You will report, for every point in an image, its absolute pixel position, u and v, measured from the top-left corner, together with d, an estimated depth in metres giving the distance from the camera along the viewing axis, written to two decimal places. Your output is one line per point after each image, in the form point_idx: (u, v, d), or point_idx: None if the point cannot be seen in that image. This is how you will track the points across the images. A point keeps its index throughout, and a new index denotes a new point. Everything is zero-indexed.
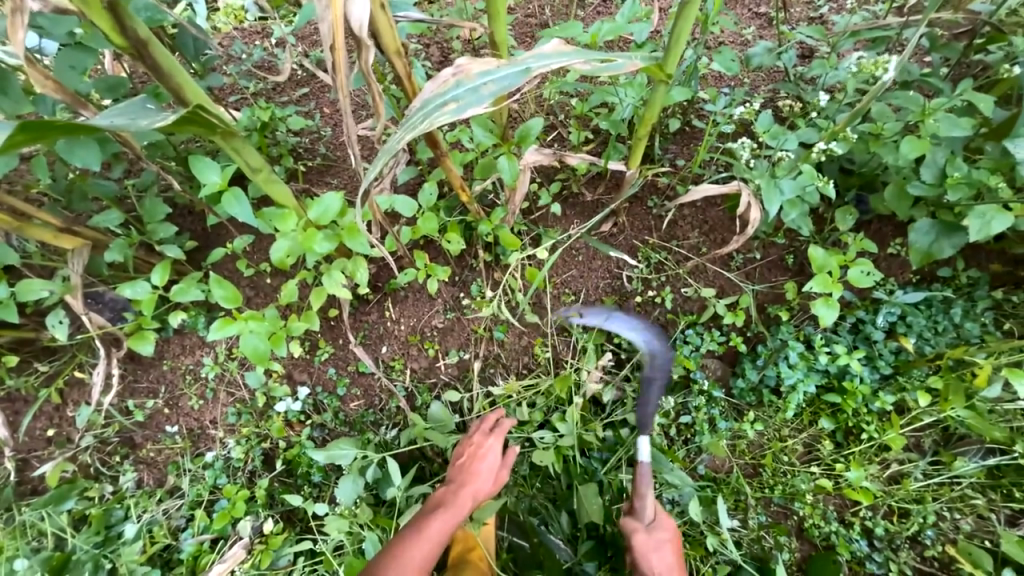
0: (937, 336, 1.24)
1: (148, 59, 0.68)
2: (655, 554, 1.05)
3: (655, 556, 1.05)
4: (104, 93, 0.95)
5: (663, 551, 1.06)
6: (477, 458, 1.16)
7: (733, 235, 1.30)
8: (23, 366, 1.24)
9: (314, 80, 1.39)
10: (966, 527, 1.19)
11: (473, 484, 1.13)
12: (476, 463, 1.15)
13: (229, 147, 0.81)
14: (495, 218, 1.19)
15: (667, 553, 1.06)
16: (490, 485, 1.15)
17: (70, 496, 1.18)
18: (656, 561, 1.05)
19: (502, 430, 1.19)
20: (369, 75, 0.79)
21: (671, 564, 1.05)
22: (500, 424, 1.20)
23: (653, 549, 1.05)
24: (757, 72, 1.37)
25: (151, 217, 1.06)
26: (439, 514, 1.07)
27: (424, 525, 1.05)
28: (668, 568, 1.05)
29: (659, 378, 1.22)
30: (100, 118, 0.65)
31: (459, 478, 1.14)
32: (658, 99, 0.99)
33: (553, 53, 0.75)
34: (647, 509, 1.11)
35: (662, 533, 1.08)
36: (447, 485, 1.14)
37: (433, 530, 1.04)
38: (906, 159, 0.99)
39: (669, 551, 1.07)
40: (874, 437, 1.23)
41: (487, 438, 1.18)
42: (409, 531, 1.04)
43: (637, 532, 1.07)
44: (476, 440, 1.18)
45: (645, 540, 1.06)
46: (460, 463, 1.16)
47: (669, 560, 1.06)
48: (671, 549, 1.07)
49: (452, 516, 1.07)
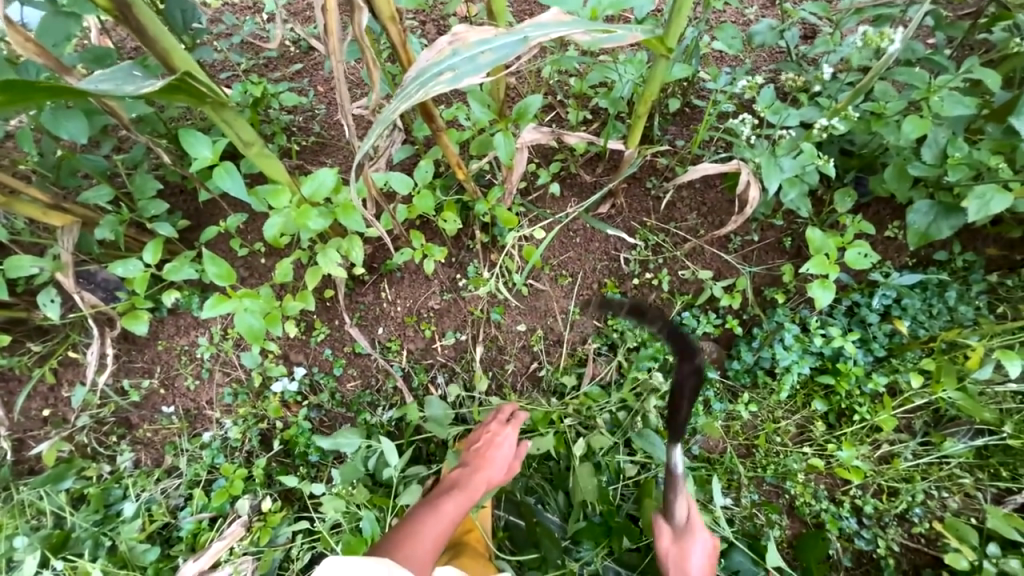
0: (931, 319, 1.25)
1: (133, 22, 0.66)
2: (685, 559, 1.05)
3: (686, 562, 1.05)
4: (91, 65, 0.93)
5: (694, 553, 1.05)
6: (492, 446, 1.17)
7: (731, 216, 1.29)
8: (15, 346, 1.23)
9: (308, 57, 1.36)
10: (952, 505, 1.21)
11: (486, 470, 1.14)
12: (491, 450, 1.16)
13: (220, 118, 0.79)
14: (492, 198, 1.18)
15: (700, 556, 1.05)
16: (502, 474, 1.16)
17: (68, 475, 1.19)
18: (688, 565, 1.05)
19: (518, 422, 1.19)
20: (362, 42, 0.80)
21: (704, 566, 1.05)
22: (516, 416, 1.21)
23: (683, 555, 1.06)
24: (758, 51, 1.35)
25: (142, 193, 1.04)
26: (454, 496, 1.09)
27: (438, 504, 1.07)
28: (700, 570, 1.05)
29: (690, 392, 1.02)
30: (86, 83, 0.63)
31: (473, 462, 1.15)
32: (658, 75, 0.97)
33: (554, 23, 0.73)
34: (680, 514, 1.09)
35: (689, 542, 1.06)
36: (461, 468, 1.15)
37: (447, 510, 1.07)
38: (907, 139, 0.97)
39: (702, 552, 1.06)
40: (866, 418, 1.24)
41: (504, 428, 1.19)
42: (424, 510, 1.06)
43: (664, 537, 1.09)
44: (493, 428, 1.19)
45: (670, 548, 1.07)
46: (475, 448, 1.17)
47: (702, 561, 1.05)
48: (705, 551, 1.06)
49: (465, 499, 1.10)
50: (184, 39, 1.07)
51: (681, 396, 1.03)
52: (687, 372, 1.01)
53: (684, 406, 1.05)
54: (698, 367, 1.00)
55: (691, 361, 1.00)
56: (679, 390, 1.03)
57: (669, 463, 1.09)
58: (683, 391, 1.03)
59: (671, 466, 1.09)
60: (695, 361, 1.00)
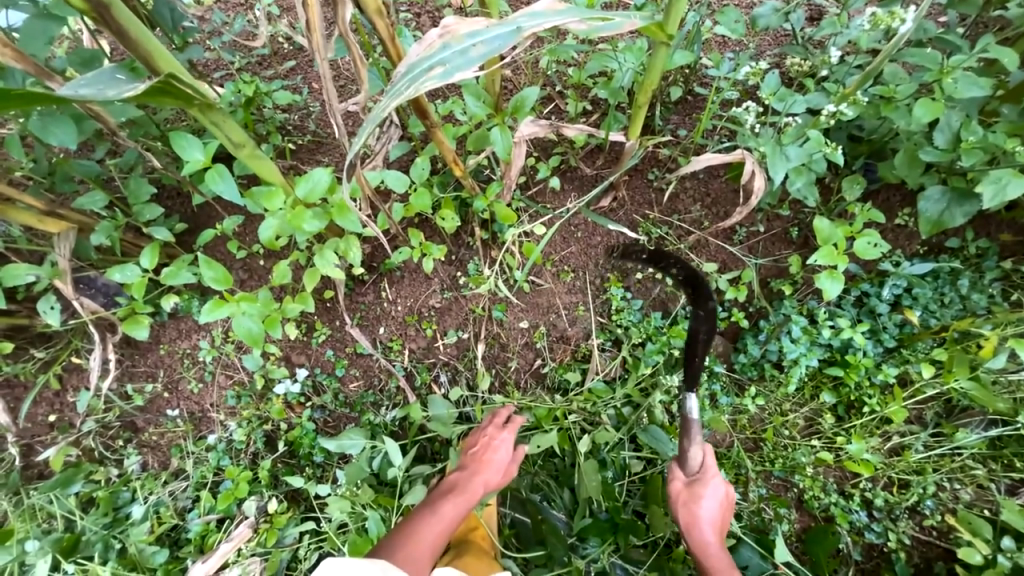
0: (942, 308, 1.22)
1: (114, 24, 0.64)
2: (694, 504, 1.06)
3: (695, 506, 1.06)
4: (79, 68, 0.91)
5: (705, 500, 1.06)
6: (490, 449, 1.16)
7: (736, 207, 1.26)
8: (18, 353, 1.23)
9: (301, 54, 1.34)
10: (965, 497, 1.19)
11: (484, 473, 1.13)
12: (488, 453, 1.15)
13: (208, 120, 0.77)
14: (490, 194, 1.15)
15: (711, 503, 1.06)
16: (500, 478, 1.15)
17: (76, 479, 1.20)
18: (698, 510, 1.05)
19: (515, 425, 1.18)
20: (349, 37, 0.77)
21: (715, 513, 1.05)
22: (512, 419, 1.20)
23: (693, 499, 1.06)
24: (762, 35, 1.31)
25: (136, 198, 1.03)
26: (452, 499, 1.08)
27: (437, 507, 1.07)
28: (710, 517, 1.05)
29: (704, 338, 1.16)
30: (67, 88, 0.61)
31: (470, 466, 1.14)
32: (659, 63, 0.94)
33: (548, 12, 0.70)
34: (693, 460, 1.11)
35: (701, 487, 1.07)
36: (460, 470, 1.14)
37: (446, 512, 1.06)
38: (919, 123, 0.94)
39: (713, 500, 1.06)
40: (876, 409, 1.22)
41: (501, 431, 1.18)
42: (423, 512, 1.06)
43: (676, 481, 1.11)
44: (490, 432, 1.18)
45: (681, 490, 1.09)
46: (472, 451, 1.16)
47: (712, 509, 1.05)
48: (717, 500, 1.06)
49: (464, 502, 1.09)
50: (173, 38, 1.05)
51: (697, 342, 1.16)
52: (702, 317, 1.16)
53: (700, 353, 1.15)
54: (711, 311, 1.16)
55: (705, 305, 1.16)
56: (694, 336, 1.17)
57: (685, 408, 1.14)
58: (698, 338, 1.16)
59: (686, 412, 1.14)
60: (709, 306, 1.16)
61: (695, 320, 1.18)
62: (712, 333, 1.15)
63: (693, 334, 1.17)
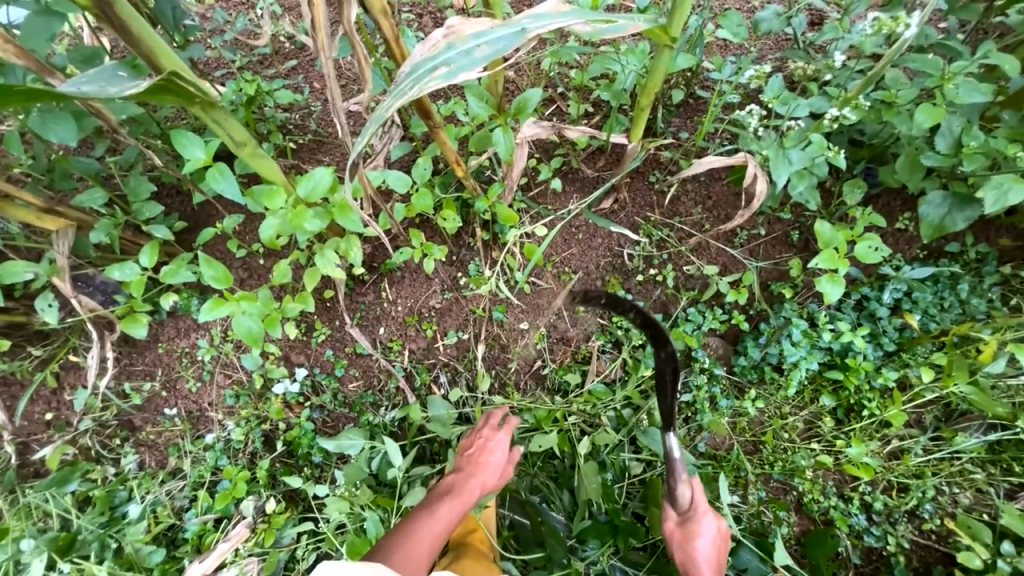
0: (942, 313, 1.22)
1: (116, 21, 0.63)
2: (690, 542, 1.04)
3: (691, 543, 1.04)
4: (79, 65, 0.91)
5: (700, 537, 1.04)
6: (486, 451, 1.16)
7: (737, 210, 1.26)
8: (16, 350, 1.23)
9: (302, 53, 1.33)
10: (964, 501, 1.19)
11: (480, 474, 1.13)
12: (484, 455, 1.15)
13: (210, 119, 0.77)
14: (492, 195, 1.15)
15: (707, 540, 1.04)
16: (497, 479, 1.15)
17: (72, 478, 1.19)
18: (694, 549, 1.03)
19: (511, 426, 1.18)
20: (354, 36, 0.77)
21: (711, 550, 1.03)
22: (508, 420, 1.20)
23: (688, 538, 1.04)
24: (764, 38, 1.31)
25: (135, 195, 1.02)
26: (448, 501, 1.08)
27: (433, 509, 1.06)
28: (707, 553, 1.02)
29: (670, 377, 1.17)
30: (68, 84, 0.61)
31: (467, 468, 1.13)
32: (662, 66, 0.94)
33: (552, 13, 0.70)
34: (683, 497, 1.11)
35: (694, 524, 1.05)
36: (456, 473, 1.14)
37: (442, 514, 1.06)
38: (920, 128, 0.94)
39: (708, 536, 1.04)
40: (876, 413, 1.22)
41: (496, 433, 1.18)
42: (419, 514, 1.06)
43: (669, 520, 1.09)
44: (485, 434, 1.18)
45: (675, 530, 1.07)
46: (468, 453, 1.16)
47: (709, 546, 1.03)
48: (712, 537, 1.04)
49: (460, 504, 1.09)
50: (174, 36, 1.05)
51: (665, 380, 1.18)
52: (664, 358, 1.19)
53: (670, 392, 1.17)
54: (671, 353, 1.18)
55: (665, 347, 1.19)
56: (662, 376, 1.19)
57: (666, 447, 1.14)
58: (664, 377, 1.18)
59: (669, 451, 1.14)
60: (668, 347, 1.18)
61: (658, 361, 1.20)
62: (676, 374, 1.17)
63: (661, 375, 1.19)
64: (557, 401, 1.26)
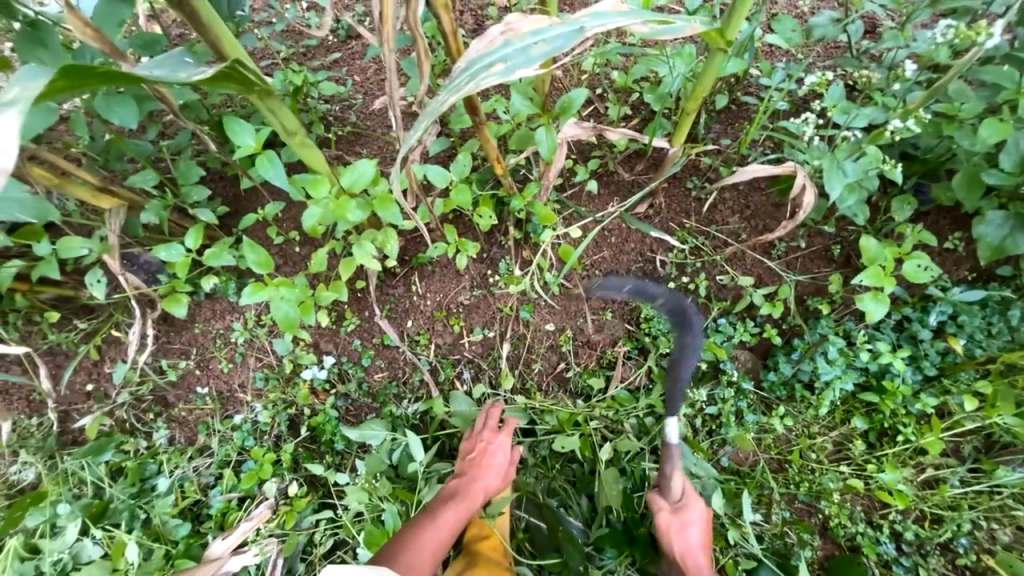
0: (989, 339, 1.16)
1: (187, 8, 0.65)
2: (684, 532, 1.08)
3: (685, 534, 1.08)
4: (141, 51, 0.95)
5: (692, 527, 1.09)
6: (488, 454, 1.17)
7: (777, 221, 1.24)
8: (63, 322, 1.28)
9: (345, 46, 1.36)
10: (1003, 538, 1.14)
11: (483, 479, 1.14)
12: (486, 458, 1.16)
13: (265, 107, 0.79)
14: (528, 194, 1.15)
15: (696, 529, 1.09)
16: (500, 482, 1.16)
17: (107, 448, 1.23)
18: (687, 536, 1.08)
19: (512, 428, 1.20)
20: (416, 29, 0.78)
21: (701, 538, 1.09)
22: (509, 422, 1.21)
23: (682, 526, 1.09)
24: (813, 47, 1.28)
25: (185, 179, 1.05)
26: (452, 506, 1.09)
27: (437, 514, 1.08)
28: (698, 542, 1.08)
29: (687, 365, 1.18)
30: (140, 69, 0.63)
31: (470, 471, 1.15)
32: (713, 69, 0.92)
33: (611, 12, 0.69)
34: (675, 488, 1.14)
35: (687, 513, 1.10)
36: (458, 477, 1.15)
37: (446, 520, 1.07)
38: (985, 144, 0.90)
39: (698, 525, 1.09)
40: (911, 439, 1.17)
41: (497, 436, 1.19)
42: (422, 519, 1.08)
43: (662, 511, 1.11)
44: (487, 437, 1.19)
45: (670, 520, 1.10)
46: (471, 457, 1.17)
47: (699, 534, 1.08)
48: (701, 525, 1.10)
49: (464, 508, 1.10)
50: (229, 25, 1.07)
51: (678, 368, 1.20)
52: (685, 344, 1.19)
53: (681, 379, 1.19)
54: (694, 342, 1.18)
55: (690, 334, 1.19)
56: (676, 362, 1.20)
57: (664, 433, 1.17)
58: (680, 364, 1.19)
59: (667, 438, 1.17)
60: (693, 334, 1.18)
61: (679, 347, 1.20)
62: (695, 361, 1.18)
63: (676, 361, 1.20)
64: (580, 404, 1.25)
